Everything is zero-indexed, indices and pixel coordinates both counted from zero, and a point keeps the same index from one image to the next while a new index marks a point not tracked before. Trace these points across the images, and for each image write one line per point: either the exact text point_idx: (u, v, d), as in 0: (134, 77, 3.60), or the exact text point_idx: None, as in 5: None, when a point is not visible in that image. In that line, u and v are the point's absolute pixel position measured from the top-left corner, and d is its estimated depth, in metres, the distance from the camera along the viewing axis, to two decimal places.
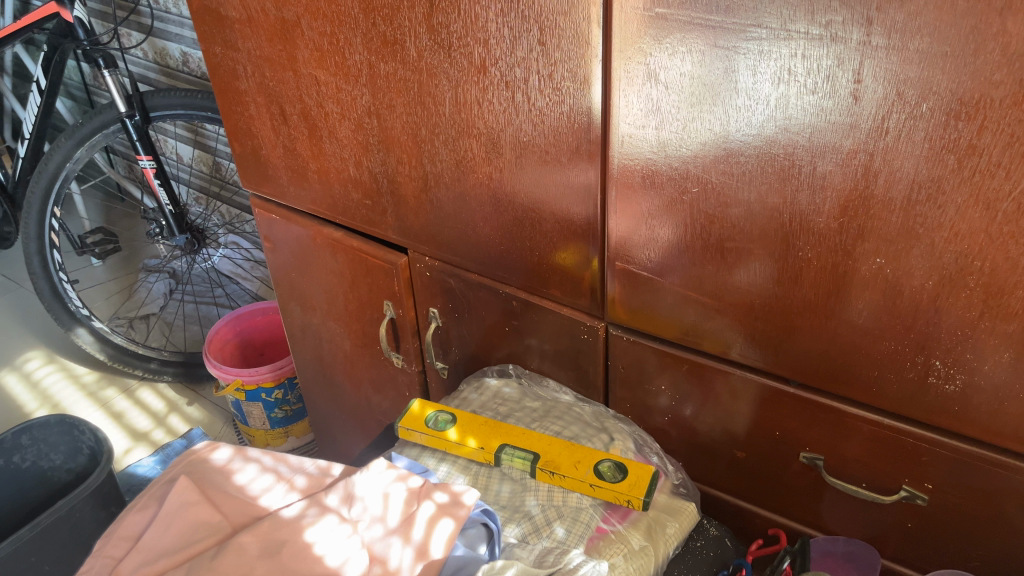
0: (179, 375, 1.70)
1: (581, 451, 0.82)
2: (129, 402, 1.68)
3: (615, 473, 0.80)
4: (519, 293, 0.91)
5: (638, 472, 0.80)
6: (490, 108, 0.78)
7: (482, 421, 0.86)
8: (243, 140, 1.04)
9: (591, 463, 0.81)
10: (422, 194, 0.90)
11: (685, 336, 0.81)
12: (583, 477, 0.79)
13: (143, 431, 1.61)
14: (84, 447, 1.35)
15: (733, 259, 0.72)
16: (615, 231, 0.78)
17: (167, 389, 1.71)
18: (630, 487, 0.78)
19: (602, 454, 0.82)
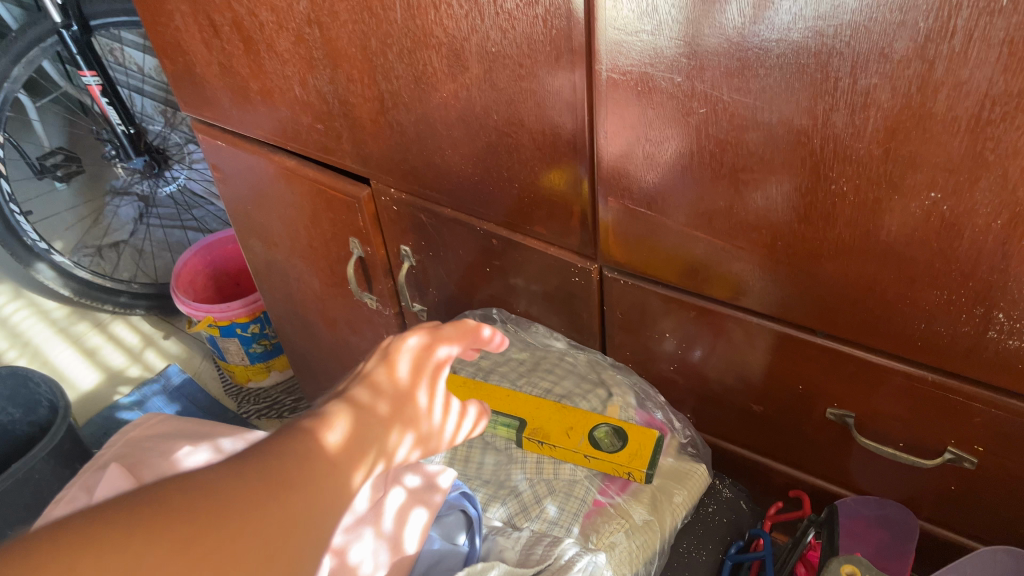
0: (153, 307, 1.62)
1: (573, 414, 0.71)
2: (102, 337, 1.59)
3: (613, 441, 0.69)
4: (499, 231, 0.79)
5: (641, 437, 0.69)
6: (449, 11, 0.63)
7: (460, 382, 0.76)
8: (174, 56, 0.89)
9: (585, 429, 0.70)
10: (379, 117, 0.76)
11: (693, 278, 0.69)
12: (577, 448, 0.69)
13: (118, 368, 1.52)
14: (43, 399, 1.28)
15: (750, 196, 0.59)
16: (605, 161, 0.65)
17: (141, 322, 1.62)
18: (631, 457, 0.68)
19: (598, 416, 0.71)
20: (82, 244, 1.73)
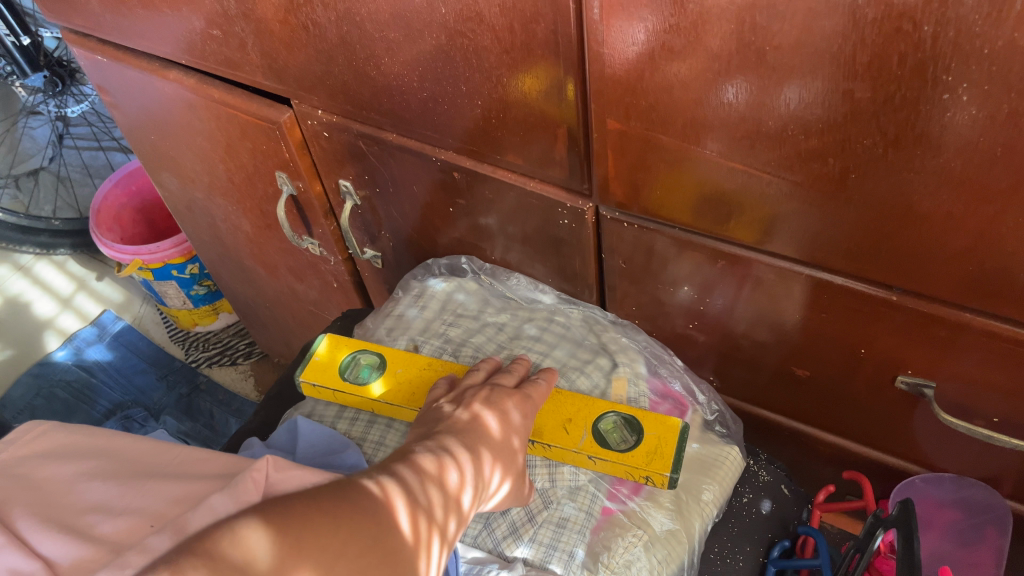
0: (78, 244, 1.43)
1: (572, 401, 0.56)
2: (27, 282, 1.40)
3: (623, 435, 0.54)
4: (461, 161, 0.60)
5: (660, 429, 0.53)
6: None
7: (420, 363, 0.59)
8: None
9: (588, 420, 0.55)
10: (290, 17, 0.57)
11: (722, 220, 0.52)
12: (578, 448, 0.53)
13: (46, 318, 1.35)
14: None
15: (809, 113, 0.41)
16: (598, 67, 0.46)
17: (69, 262, 1.44)
18: (647, 457, 0.52)
19: (605, 403, 0.55)
20: None
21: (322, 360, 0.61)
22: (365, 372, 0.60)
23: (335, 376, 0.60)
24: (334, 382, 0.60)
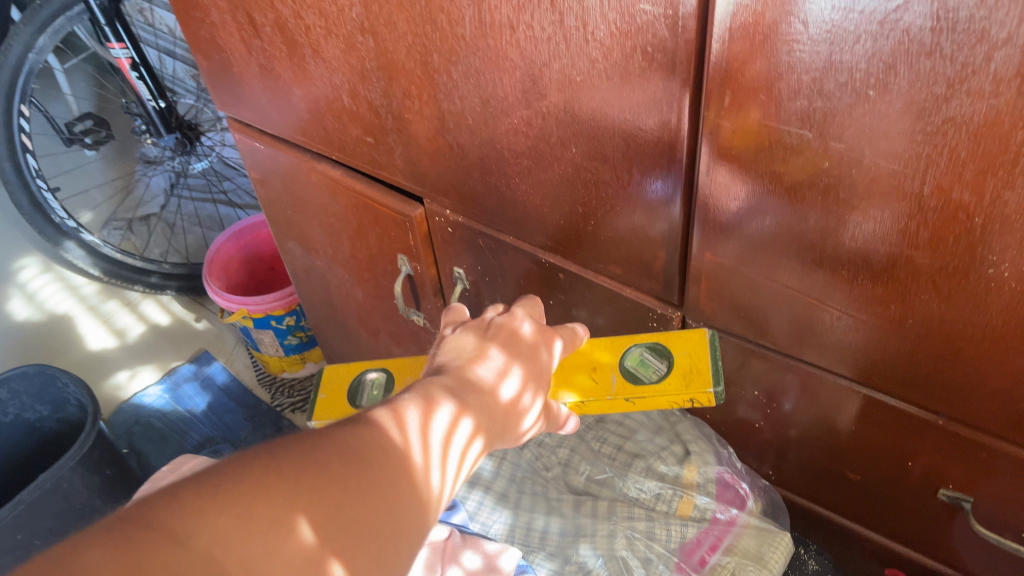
0: (184, 288, 1.56)
1: (597, 351, 0.66)
2: (132, 317, 1.55)
3: (653, 367, 0.65)
4: (566, 265, 0.71)
5: (688, 348, 0.64)
6: (529, 33, 0.54)
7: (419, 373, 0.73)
8: (210, 53, 0.81)
9: (614, 365, 0.65)
10: (437, 136, 0.68)
11: (795, 337, 0.61)
12: (614, 393, 0.64)
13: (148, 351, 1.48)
14: (72, 399, 1.23)
15: (864, 249, 0.50)
16: (702, 208, 0.56)
17: (173, 302, 1.58)
18: (683, 382, 0.63)
19: (626, 342, 0.66)
20: (111, 218, 1.69)
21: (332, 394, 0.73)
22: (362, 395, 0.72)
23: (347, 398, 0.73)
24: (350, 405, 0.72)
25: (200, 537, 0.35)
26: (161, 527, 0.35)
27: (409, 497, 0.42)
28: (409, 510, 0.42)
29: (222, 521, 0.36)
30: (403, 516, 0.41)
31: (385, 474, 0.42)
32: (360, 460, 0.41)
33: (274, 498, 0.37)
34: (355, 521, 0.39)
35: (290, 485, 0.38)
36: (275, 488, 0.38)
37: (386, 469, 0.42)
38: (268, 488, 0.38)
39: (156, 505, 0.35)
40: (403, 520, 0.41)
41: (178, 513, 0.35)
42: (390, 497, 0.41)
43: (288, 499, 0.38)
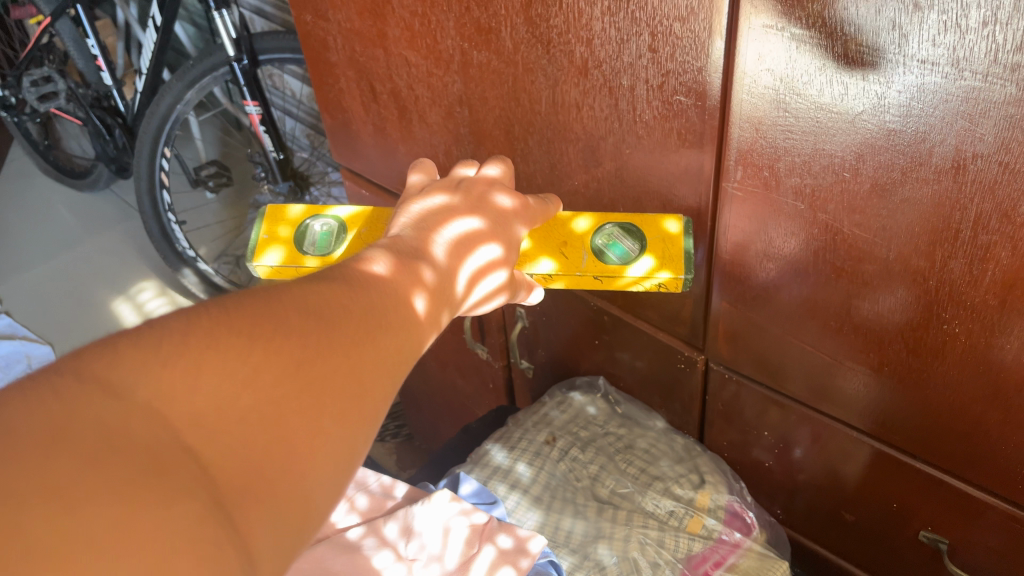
0: None
1: (566, 229, 0.70)
2: None
3: (621, 247, 0.68)
4: (611, 308, 0.82)
5: (660, 234, 0.67)
6: (590, 112, 0.68)
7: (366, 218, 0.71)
8: (335, 113, 0.99)
9: (584, 244, 0.69)
10: None
11: (798, 380, 0.71)
12: (582, 269, 0.67)
13: None
14: None
15: (850, 303, 0.61)
16: (723, 260, 0.68)
17: None
18: (659, 264, 0.66)
19: (597, 224, 0.69)
20: (223, 252, 1.95)
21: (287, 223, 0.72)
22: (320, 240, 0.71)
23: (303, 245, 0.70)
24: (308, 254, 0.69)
25: (141, 390, 0.34)
26: (95, 379, 0.34)
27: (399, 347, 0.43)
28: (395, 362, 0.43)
29: (165, 364, 0.35)
30: (387, 369, 0.42)
31: (364, 331, 0.42)
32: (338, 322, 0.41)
33: (226, 354, 0.37)
34: (313, 378, 0.39)
35: (245, 349, 0.37)
36: (226, 343, 0.37)
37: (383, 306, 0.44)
38: (215, 342, 0.37)
39: (88, 358, 0.35)
40: (382, 379, 0.42)
41: (118, 367, 0.34)
42: (366, 355, 0.42)
43: (241, 357, 0.37)
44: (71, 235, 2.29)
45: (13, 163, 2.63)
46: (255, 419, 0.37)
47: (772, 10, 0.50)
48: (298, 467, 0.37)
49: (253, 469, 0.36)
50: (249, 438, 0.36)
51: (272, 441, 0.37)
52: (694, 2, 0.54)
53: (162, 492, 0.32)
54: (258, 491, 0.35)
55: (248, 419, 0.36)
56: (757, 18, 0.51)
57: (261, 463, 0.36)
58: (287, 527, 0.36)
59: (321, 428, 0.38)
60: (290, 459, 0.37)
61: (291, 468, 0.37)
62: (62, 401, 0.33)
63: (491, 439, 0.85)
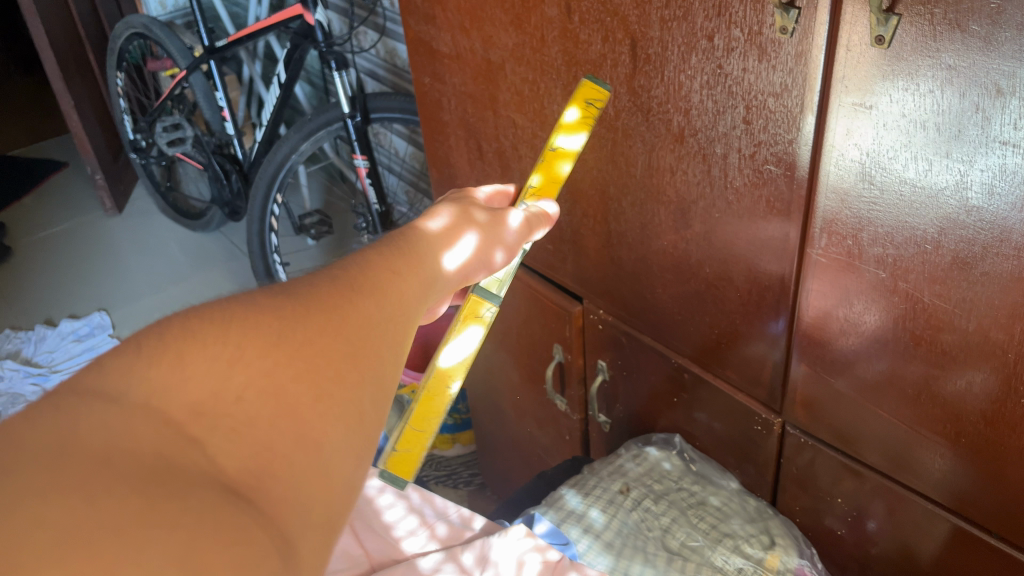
0: None
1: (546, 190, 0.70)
2: None
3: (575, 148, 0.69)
4: (692, 367, 0.85)
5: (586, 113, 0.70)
6: (684, 177, 0.73)
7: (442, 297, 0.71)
8: (441, 167, 1.10)
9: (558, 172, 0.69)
10: (604, 249, 0.88)
11: (873, 449, 0.71)
12: None
13: None
14: None
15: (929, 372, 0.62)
16: (804, 326, 0.70)
17: None
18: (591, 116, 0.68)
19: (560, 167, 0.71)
20: None
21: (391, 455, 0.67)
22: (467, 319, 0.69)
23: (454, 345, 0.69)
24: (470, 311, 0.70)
25: (134, 391, 0.33)
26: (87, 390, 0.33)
27: (385, 301, 0.44)
28: (388, 324, 0.43)
29: (169, 372, 0.34)
30: (380, 332, 0.42)
31: (344, 301, 0.42)
32: (317, 301, 0.41)
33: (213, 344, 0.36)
34: (305, 358, 0.37)
35: (242, 346, 0.36)
36: (209, 339, 0.36)
37: (362, 277, 0.44)
38: (194, 338, 0.35)
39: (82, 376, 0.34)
40: (374, 340, 0.41)
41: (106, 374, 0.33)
42: (350, 324, 0.41)
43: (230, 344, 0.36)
44: (182, 270, 2.47)
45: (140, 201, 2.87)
46: (257, 399, 0.35)
47: (861, 90, 0.54)
48: (320, 449, 0.35)
49: (273, 451, 0.34)
50: (265, 428, 0.34)
51: (288, 425, 0.35)
52: (787, 78, 0.59)
53: (177, 490, 0.29)
54: (281, 469, 0.34)
55: (262, 413, 0.35)
56: (847, 96, 0.56)
57: (280, 445, 0.34)
58: (315, 510, 0.34)
59: (323, 394, 0.37)
60: (309, 443, 0.35)
61: (312, 450, 0.35)
62: (61, 421, 0.31)
63: (567, 485, 0.88)
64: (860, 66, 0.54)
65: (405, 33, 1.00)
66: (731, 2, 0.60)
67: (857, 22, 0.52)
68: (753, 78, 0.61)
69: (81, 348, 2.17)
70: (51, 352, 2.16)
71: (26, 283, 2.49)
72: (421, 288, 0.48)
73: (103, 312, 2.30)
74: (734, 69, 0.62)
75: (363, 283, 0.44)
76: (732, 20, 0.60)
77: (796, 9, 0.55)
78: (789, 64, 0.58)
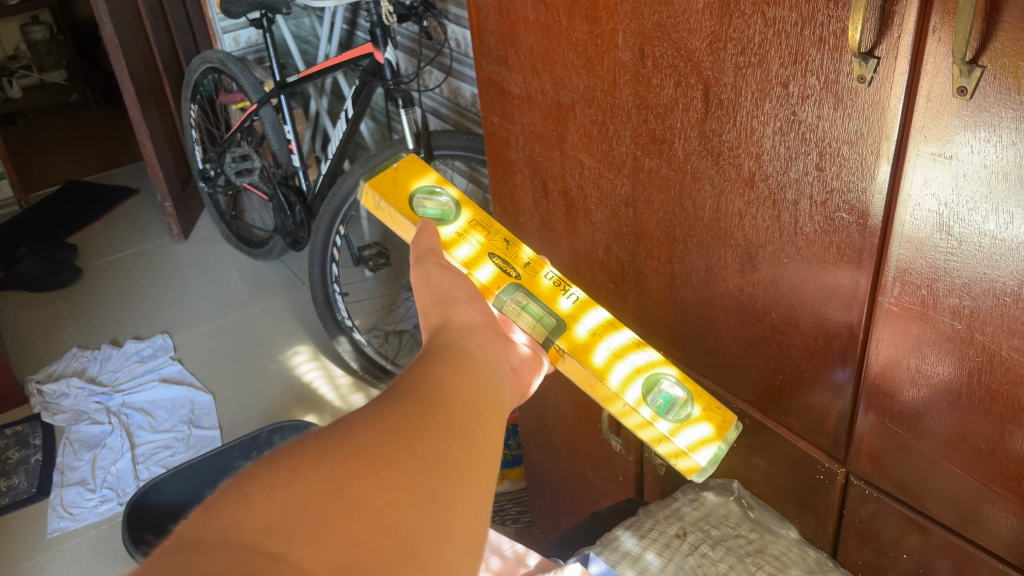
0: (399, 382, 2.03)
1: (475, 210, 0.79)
2: (362, 400, 2.06)
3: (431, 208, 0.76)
4: (753, 412, 0.85)
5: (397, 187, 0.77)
6: (753, 222, 0.73)
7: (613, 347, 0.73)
8: (505, 205, 1.13)
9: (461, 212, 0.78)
10: (666, 290, 0.88)
11: (941, 506, 0.68)
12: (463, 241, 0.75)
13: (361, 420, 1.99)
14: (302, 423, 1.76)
15: (1004, 429, 0.60)
16: (871, 377, 0.69)
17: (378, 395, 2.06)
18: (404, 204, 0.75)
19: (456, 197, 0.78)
20: (374, 326, 2.14)
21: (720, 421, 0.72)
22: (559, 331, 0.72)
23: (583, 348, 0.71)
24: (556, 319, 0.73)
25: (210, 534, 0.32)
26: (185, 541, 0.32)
27: (474, 377, 0.45)
28: (481, 396, 0.44)
29: (232, 517, 0.33)
30: (476, 407, 0.42)
31: (440, 384, 0.43)
32: (412, 394, 0.41)
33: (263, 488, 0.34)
34: (390, 452, 0.37)
35: (299, 468, 0.35)
36: (268, 478, 0.34)
37: (442, 358, 0.46)
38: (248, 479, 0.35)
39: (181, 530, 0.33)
40: (471, 417, 0.42)
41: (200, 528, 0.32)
42: (451, 403, 0.41)
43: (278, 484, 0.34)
44: (241, 296, 2.53)
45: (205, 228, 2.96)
46: (322, 504, 0.34)
47: (941, 140, 0.54)
48: (430, 530, 0.36)
49: (375, 542, 0.34)
50: (344, 526, 0.34)
51: (385, 515, 0.35)
52: (862, 127, 0.59)
53: None
54: (376, 564, 0.33)
55: (351, 505, 0.34)
56: (926, 146, 0.55)
57: (372, 536, 0.34)
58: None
59: (441, 475, 0.38)
60: (419, 530, 0.35)
61: (419, 535, 0.35)
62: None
63: (623, 526, 0.88)
64: (941, 116, 0.54)
65: (476, 75, 1.03)
66: (808, 51, 0.60)
67: (939, 74, 0.52)
68: (828, 125, 0.61)
69: (143, 369, 2.23)
70: (115, 372, 2.23)
71: (94, 304, 2.58)
72: (465, 331, 0.51)
73: (165, 335, 2.36)
74: (808, 116, 0.63)
75: (441, 358, 0.46)
76: (809, 68, 0.61)
77: (875, 59, 0.55)
78: (866, 112, 0.58)
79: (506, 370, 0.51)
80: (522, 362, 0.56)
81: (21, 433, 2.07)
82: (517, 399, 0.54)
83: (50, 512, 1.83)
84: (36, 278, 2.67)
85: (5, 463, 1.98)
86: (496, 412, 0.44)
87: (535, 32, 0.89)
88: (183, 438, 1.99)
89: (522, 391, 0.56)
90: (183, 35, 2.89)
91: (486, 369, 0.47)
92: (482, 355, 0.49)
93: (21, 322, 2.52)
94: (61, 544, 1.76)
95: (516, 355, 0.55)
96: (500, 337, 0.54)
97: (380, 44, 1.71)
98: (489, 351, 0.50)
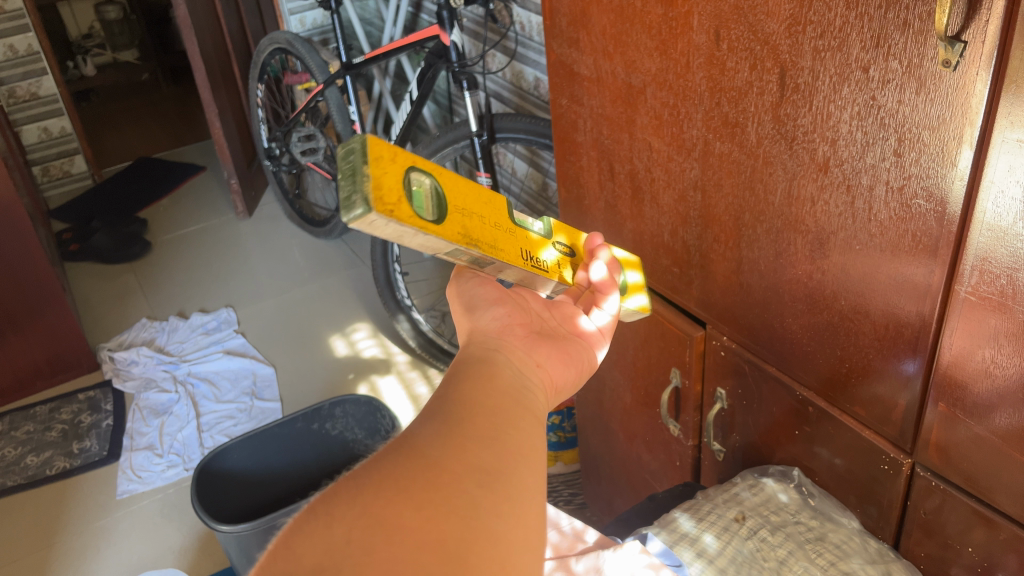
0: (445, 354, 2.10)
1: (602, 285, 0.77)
2: (418, 375, 2.11)
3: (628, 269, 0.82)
4: (817, 400, 0.84)
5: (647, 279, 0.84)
6: (825, 207, 0.72)
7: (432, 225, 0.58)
8: (570, 187, 1.14)
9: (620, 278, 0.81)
10: (732, 275, 0.88)
11: (1006, 499, 0.67)
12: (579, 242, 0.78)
13: (417, 395, 2.05)
14: (360, 399, 1.77)
15: None
16: (943, 368, 0.68)
17: (434, 375, 2.11)
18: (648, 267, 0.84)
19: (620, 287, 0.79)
20: (431, 307, 2.25)
21: (393, 172, 0.56)
22: (451, 201, 0.62)
23: (459, 207, 0.63)
24: (467, 198, 0.64)
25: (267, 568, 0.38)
26: None
27: (497, 384, 0.53)
28: (506, 399, 0.52)
29: None
30: (504, 408, 0.51)
31: (467, 397, 0.50)
32: (441, 417, 0.48)
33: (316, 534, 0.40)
34: (427, 472, 0.43)
35: (336, 513, 0.41)
36: (308, 525, 0.41)
37: (470, 373, 0.54)
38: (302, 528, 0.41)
39: None
40: (504, 423, 0.49)
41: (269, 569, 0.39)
42: (479, 413, 0.49)
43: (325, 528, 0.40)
44: (304, 274, 2.59)
45: (267, 205, 3.03)
46: (367, 534, 0.40)
47: None
48: (473, 539, 0.41)
49: (423, 557, 0.40)
50: (390, 551, 0.39)
51: (431, 529, 0.41)
52: (945, 110, 0.58)
53: None
54: None
55: (394, 529, 0.40)
56: (1012, 132, 0.55)
57: (418, 552, 0.40)
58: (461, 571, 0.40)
59: (477, 483, 0.44)
60: (462, 537, 0.41)
61: (465, 539, 0.41)
62: None
63: (680, 508, 0.90)
64: None
65: (547, 56, 1.04)
66: (892, 34, 0.59)
67: None
68: (909, 111, 0.61)
69: (208, 341, 2.30)
70: (182, 343, 2.31)
71: (161, 277, 2.66)
72: (486, 343, 0.60)
73: (229, 308, 2.43)
74: (889, 101, 0.62)
75: (468, 371, 0.54)
76: (891, 52, 0.60)
77: (962, 43, 0.54)
78: (949, 97, 0.57)
79: (531, 369, 0.59)
80: (550, 359, 0.62)
81: (93, 399, 2.16)
82: (551, 395, 0.60)
83: (119, 475, 1.90)
84: (110, 251, 2.77)
85: (78, 427, 2.07)
86: (530, 413, 0.52)
87: (609, 15, 0.89)
88: (246, 409, 2.06)
89: (558, 389, 0.62)
90: (252, 15, 2.95)
91: (510, 372, 0.56)
92: (505, 365, 0.57)
93: (94, 292, 2.62)
94: (129, 506, 1.83)
95: (541, 354, 0.61)
96: (522, 340, 0.62)
97: (446, 26, 1.73)
98: (514, 358, 0.59)
